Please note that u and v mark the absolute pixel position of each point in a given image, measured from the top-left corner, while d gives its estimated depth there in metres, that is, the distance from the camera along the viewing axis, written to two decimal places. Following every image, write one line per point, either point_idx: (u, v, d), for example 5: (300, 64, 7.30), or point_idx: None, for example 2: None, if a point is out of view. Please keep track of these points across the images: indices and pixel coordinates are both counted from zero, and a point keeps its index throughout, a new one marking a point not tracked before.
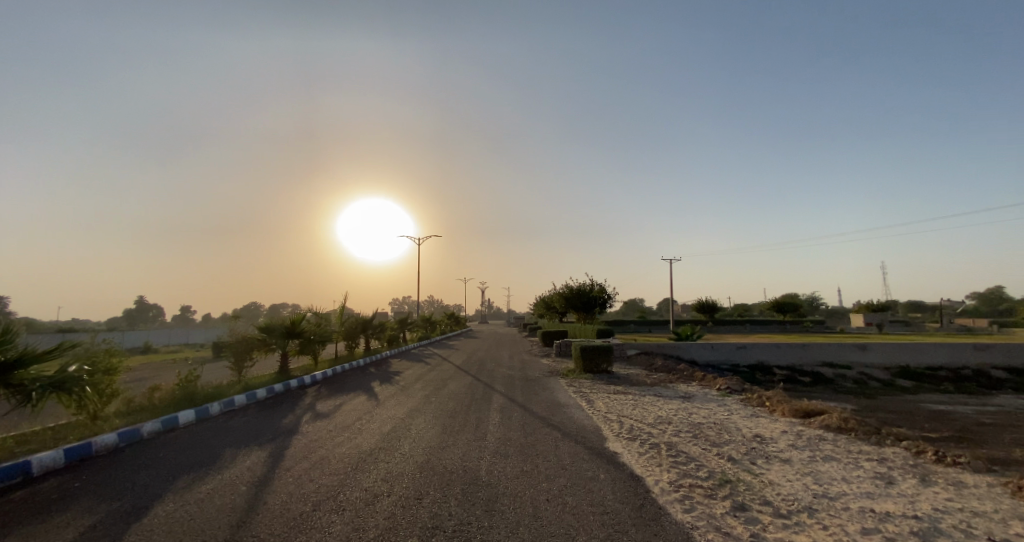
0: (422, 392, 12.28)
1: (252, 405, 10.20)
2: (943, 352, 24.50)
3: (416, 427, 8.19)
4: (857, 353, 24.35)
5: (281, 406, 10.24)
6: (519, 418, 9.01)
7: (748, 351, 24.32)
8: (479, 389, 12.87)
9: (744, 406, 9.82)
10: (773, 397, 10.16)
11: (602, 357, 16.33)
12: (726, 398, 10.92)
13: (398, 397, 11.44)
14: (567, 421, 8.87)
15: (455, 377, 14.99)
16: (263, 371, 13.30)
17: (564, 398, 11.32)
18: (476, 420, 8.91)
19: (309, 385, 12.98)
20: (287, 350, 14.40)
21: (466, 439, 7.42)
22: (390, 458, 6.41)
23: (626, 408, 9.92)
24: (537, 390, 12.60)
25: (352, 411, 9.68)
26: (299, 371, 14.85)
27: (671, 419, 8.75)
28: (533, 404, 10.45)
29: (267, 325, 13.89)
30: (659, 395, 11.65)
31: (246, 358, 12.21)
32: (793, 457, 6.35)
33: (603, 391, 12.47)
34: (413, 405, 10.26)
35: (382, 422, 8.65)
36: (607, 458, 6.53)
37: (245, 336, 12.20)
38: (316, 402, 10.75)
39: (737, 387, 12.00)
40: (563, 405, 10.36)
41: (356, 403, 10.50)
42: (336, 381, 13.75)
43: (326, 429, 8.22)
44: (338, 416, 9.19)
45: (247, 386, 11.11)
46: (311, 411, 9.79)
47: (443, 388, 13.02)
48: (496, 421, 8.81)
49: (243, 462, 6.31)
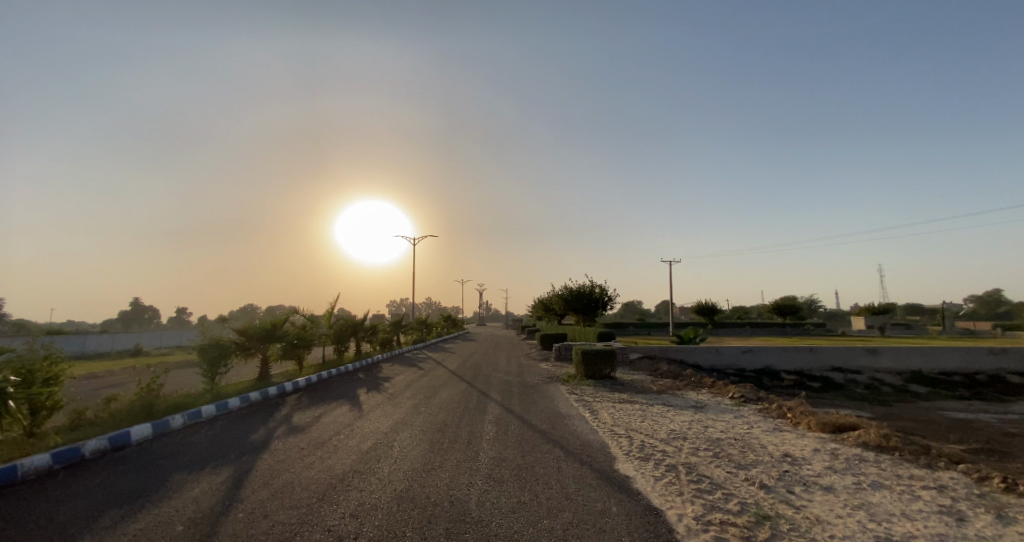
0: (411, 401, 11.35)
1: (222, 416, 9.24)
2: (959, 357, 23.64)
3: (400, 444, 7.27)
4: (868, 357, 23.52)
5: (254, 417, 9.28)
6: (515, 433, 8.07)
7: (756, 355, 23.45)
8: (473, 397, 11.94)
9: (764, 418, 8.96)
10: (796, 408, 9.29)
11: (605, 362, 15.41)
12: (742, 408, 10.04)
13: (383, 407, 10.47)
14: (569, 435, 7.91)
15: (448, 384, 14.01)
16: (240, 378, 12.30)
17: (566, 408, 10.38)
18: (468, 435, 7.98)
19: (289, 393, 12.01)
20: (267, 354, 13.39)
21: (455, 460, 6.50)
22: (364, 486, 5.49)
23: (633, 421, 8.97)
24: (535, 399, 11.65)
25: (332, 423, 8.74)
26: (281, 377, 13.85)
27: (685, 434, 7.84)
28: (531, 416, 9.51)
29: (246, 327, 12.87)
30: (668, 404, 10.75)
31: (220, 364, 11.20)
32: (835, 484, 5.43)
33: (607, 399, 11.57)
34: (400, 417, 9.32)
35: (363, 437, 7.73)
36: (618, 484, 5.60)
37: (218, 340, 11.21)
38: (294, 412, 9.80)
39: (752, 396, 11.14)
40: (564, 416, 9.44)
41: (337, 414, 9.56)
42: (320, 388, 12.78)
43: (298, 445, 7.25)
44: (315, 430, 8.25)
45: (219, 395, 10.13)
46: (287, 423, 8.83)
47: (435, 396, 12.08)
48: (490, 436, 7.87)
49: (189, 492, 5.33)
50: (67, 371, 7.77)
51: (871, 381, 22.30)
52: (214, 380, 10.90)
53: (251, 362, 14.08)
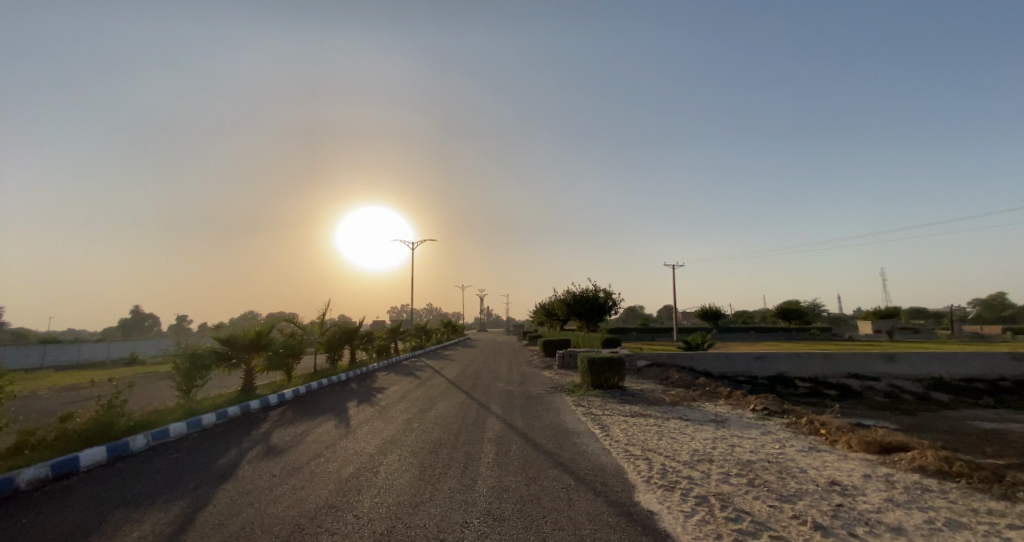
0: (404, 415, 10.45)
1: (193, 435, 8.30)
2: (981, 363, 22.62)
3: (388, 470, 6.36)
4: (885, 364, 22.53)
5: (228, 436, 8.33)
6: (518, 455, 7.15)
7: (768, 361, 22.52)
8: (472, 410, 11.02)
9: (796, 435, 8.06)
10: (830, 424, 8.38)
11: (613, 370, 14.46)
12: (767, 422, 9.14)
13: (373, 423, 9.57)
14: (578, 458, 6.98)
15: (445, 396, 13.09)
16: (221, 391, 11.39)
17: (573, 423, 9.45)
18: (464, 457, 7.06)
19: (273, 407, 11.08)
20: (251, 365, 12.47)
21: (448, 490, 5.59)
22: (338, 527, 4.56)
23: (649, 439, 8.04)
24: (539, 413, 10.70)
25: (313, 444, 7.83)
26: (266, 389, 12.91)
27: (709, 456, 6.92)
28: (535, 433, 8.57)
29: (228, 336, 11.95)
30: (685, 418, 9.84)
31: (197, 377, 10.25)
32: (904, 524, 4.53)
33: (618, 412, 10.64)
34: (390, 436, 8.41)
35: (346, 461, 6.82)
36: (641, 524, 4.67)
37: (195, 350, 10.24)
38: (274, 429, 8.91)
39: (776, 408, 10.21)
40: (572, 433, 8.50)
41: (322, 432, 8.64)
42: (307, 401, 11.86)
43: (270, 470, 6.32)
44: (293, 451, 7.33)
45: (192, 411, 9.21)
46: (264, 442, 7.93)
47: (430, 409, 11.16)
48: (489, 459, 6.95)
49: (125, 536, 4.39)
50: (13, 387, 6.85)
51: (889, 389, 21.31)
52: (189, 394, 10.01)
53: (234, 373, 13.16)
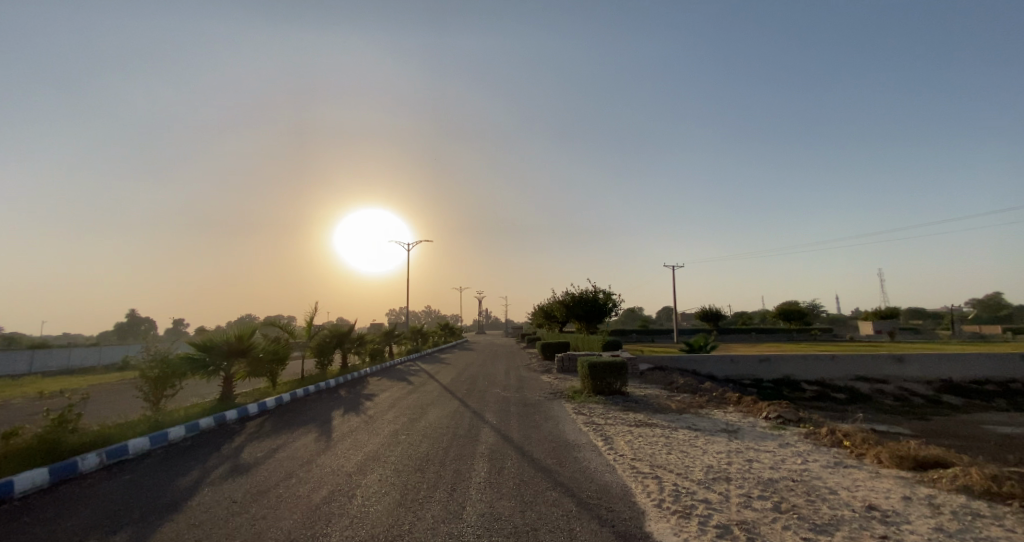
0: (391, 426, 9.72)
1: (156, 452, 7.56)
2: (992, 365, 21.95)
3: (365, 494, 5.63)
4: (893, 366, 21.87)
5: (195, 452, 7.59)
6: (512, 473, 6.41)
7: (774, 364, 21.78)
8: (465, 419, 10.29)
9: (817, 448, 7.33)
10: (854, 435, 7.64)
11: (614, 375, 13.73)
12: (783, 433, 8.42)
13: (356, 435, 8.84)
14: (579, 477, 6.25)
15: (437, 403, 12.35)
16: (196, 401, 10.63)
17: (574, 435, 8.73)
18: (453, 476, 6.32)
19: (252, 418, 10.32)
20: (230, 372, 11.71)
21: (431, 520, 4.84)
22: None
23: (657, 454, 7.29)
24: (537, 422, 9.96)
25: (286, 461, 7.06)
26: (247, 398, 12.14)
27: (726, 474, 6.19)
28: (532, 446, 7.85)
29: (204, 341, 11.20)
30: (694, 428, 9.11)
31: (168, 386, 9.50)
32: None
33: (621, 421, 9.92)
34: (373, 450, 7.67)
35: (320, 483, 6.07)
36: None
37: (165, 356, 9.51)
38: (247, 444, 8.16)
39: (791, 416, 9.50)
40: (572, 447, 7.79)
41: (300, 447, 7.91)
42: (289, 411, 11.10)
43: (230, 496, 5.58)
44: (262, 470, 6.58)
45: (158, 425, 8.46)
46: (233, 459, 7.18)
47: (419, 419, 10.41)
48: (480, 479, 6.21)
49: None
50: None
51: (899, 392, 20.65)
52: (158, 405, 9.25)
53: (213, 381, 12.39)
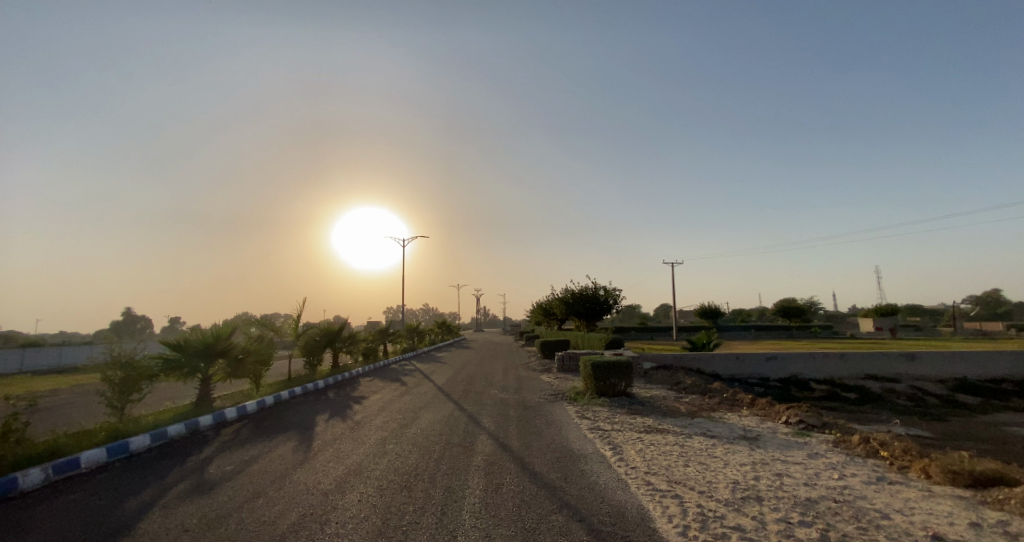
0: (379, 433, 8.90)
1: (113, 464, 6.71)
2: (1007, 363, 21.28)
3: (342, 521, 4.79)
4: (905, 364, 21.21)
5: (156, 463, 6.76)
6: (512, 492, 5.61)
7: (781, 362, 21.10)
8: (459, 425, 9.51)
9: (852, 460, 6.59)
10: (892, 445, 6.90)
11: (618, 375, 12.96)
12: (810, 441, 7.67)
13: (339, 445, 8.02)
14: (588, 496, 5.47)
15: (430, 407, 11.53)
16: (169, 405, 9.79)
17: (579, 443, 7.93)
18: (444, 497, 5.50)
19: (228, 424, 9.48)
20: (208, 374, 10.87)
21: None
22: None
23: (674, 466, 6.50)
24: (537, 428, 9.17)
25: (256, 474, 6.22)
26: (226, 401, 11.32)
27: (756, 492, 5.41)
28: (533, 457, 7.06)
29: (178, 341, 10.34)
30: (711, 435, 8.32)
31: (134, 391, 8.65)
32: None
33: (630, 427, 9.15)
34: (356, 463, 6.85)
35: (290, 505, 5.23)
36: None
37: (132, 357, 8.67)
38: (217, 452, 7.33)
39: (815, 421, 8.77)
40: (578, 458, 7.00)
41: (275, 458, 7.09)
42: (270, 415, 10.28)
43: (183, 523, 4.74)
44: (227, 488, 5.73)
45: (121, 433, 7.62)
46: (197, 472, 6.34)
47: (410, 425, 9.59)
48: (475, 500, 5.39)
49: None
50: None
51: (912, 392, 19.99)
52: (122, 411, 8.40)
53: (190, 384, 11.55)
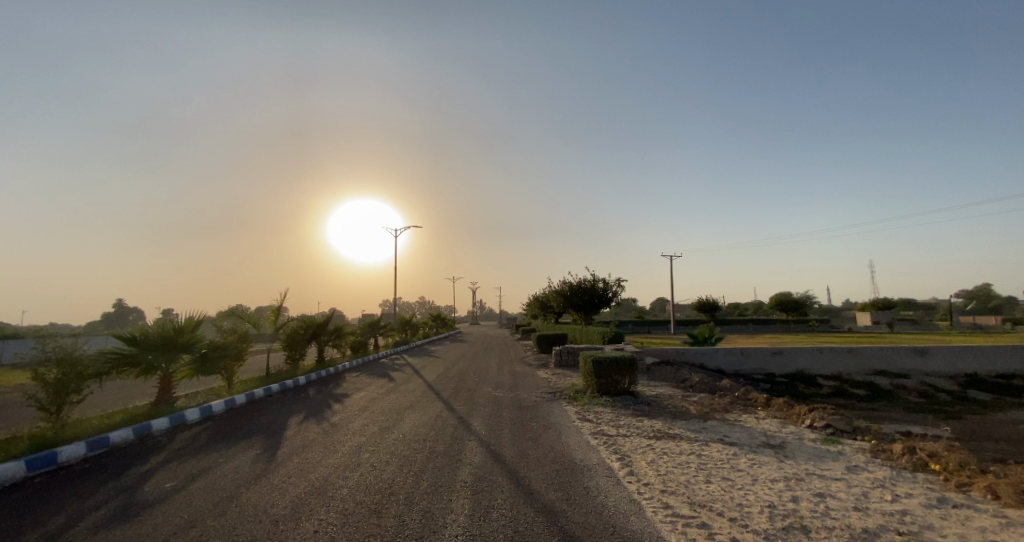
0: (355, 439, 7.90)
1: (31, 480, 5.65)
2: (1018, 358, 20.55)
3: None
4: (914, 359, 20.40)
5: (84, 478, 5.70)
6: (503, 519, 4.61)
7: (787, 358, 20.22)
8: (447, 429, 8.51)
9: (900, 475, 5.68)
10: (944, 456, 5.98)
11: (620, 372, 12.00)
12: (844, 451, 6.74)
13: (307, 454, 6.99)
14: (597, 525, 4.48)
15: (416, 407, 10.52)
16: (122, 407, 8.75)
17: (581, 452, 6.96)
18: (420, 526, 4.49)
19: (187, 428, 8.42)
20: (170, 372, 9.83)
21: None
22: None
23: (694, 483, 5.54)
24: (533, 433, 8.19)
25: (198, 495, 5.19)
26: (191, 400, 10.30)
27: (800, 521, 4.43)
28: (529, 470, 6.06)
29: (134, 335, 9.28)
30: (731, 442, 7.35)
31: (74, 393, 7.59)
32: None
33: (637, 431, 8.21)
34: (322, 478, 5.83)
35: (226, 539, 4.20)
36: None
37: (73, 355, 7.60)
38: (162, 464, 6.30)
39: (843, 426, 7.87)
40: (581, 471, 6.02)
41: (229, 471, 6.07)
42: (238, 418, 9.25)
43: None
44: (157, 513, 4.70)
45: (51, 442, 6.58)
46: (129, 491, 5.31)
47: (391, 430, 8.56)
48: (458, 530, 4.39)
49: None
50: None
51: (922, 388, 19.26)
52: (59, 417, 7.36)
53: (152, 383, 10.49)
